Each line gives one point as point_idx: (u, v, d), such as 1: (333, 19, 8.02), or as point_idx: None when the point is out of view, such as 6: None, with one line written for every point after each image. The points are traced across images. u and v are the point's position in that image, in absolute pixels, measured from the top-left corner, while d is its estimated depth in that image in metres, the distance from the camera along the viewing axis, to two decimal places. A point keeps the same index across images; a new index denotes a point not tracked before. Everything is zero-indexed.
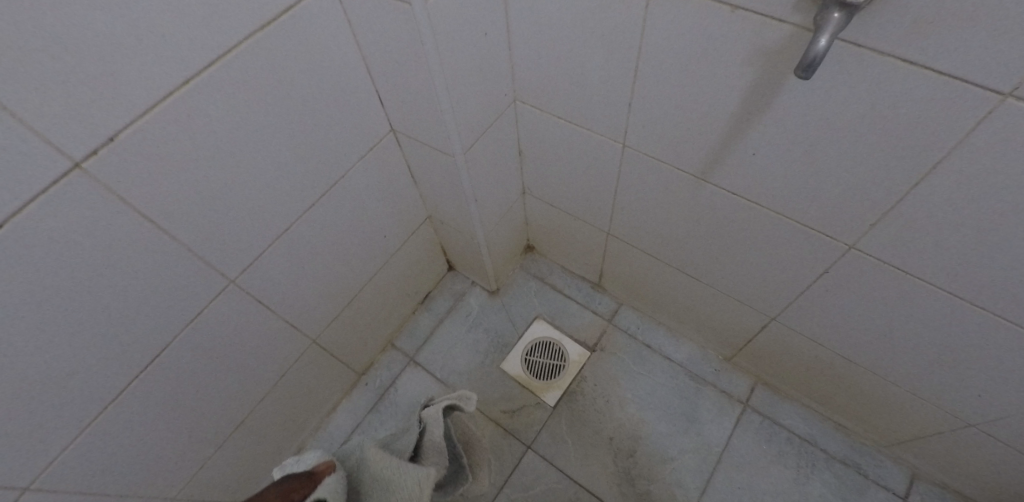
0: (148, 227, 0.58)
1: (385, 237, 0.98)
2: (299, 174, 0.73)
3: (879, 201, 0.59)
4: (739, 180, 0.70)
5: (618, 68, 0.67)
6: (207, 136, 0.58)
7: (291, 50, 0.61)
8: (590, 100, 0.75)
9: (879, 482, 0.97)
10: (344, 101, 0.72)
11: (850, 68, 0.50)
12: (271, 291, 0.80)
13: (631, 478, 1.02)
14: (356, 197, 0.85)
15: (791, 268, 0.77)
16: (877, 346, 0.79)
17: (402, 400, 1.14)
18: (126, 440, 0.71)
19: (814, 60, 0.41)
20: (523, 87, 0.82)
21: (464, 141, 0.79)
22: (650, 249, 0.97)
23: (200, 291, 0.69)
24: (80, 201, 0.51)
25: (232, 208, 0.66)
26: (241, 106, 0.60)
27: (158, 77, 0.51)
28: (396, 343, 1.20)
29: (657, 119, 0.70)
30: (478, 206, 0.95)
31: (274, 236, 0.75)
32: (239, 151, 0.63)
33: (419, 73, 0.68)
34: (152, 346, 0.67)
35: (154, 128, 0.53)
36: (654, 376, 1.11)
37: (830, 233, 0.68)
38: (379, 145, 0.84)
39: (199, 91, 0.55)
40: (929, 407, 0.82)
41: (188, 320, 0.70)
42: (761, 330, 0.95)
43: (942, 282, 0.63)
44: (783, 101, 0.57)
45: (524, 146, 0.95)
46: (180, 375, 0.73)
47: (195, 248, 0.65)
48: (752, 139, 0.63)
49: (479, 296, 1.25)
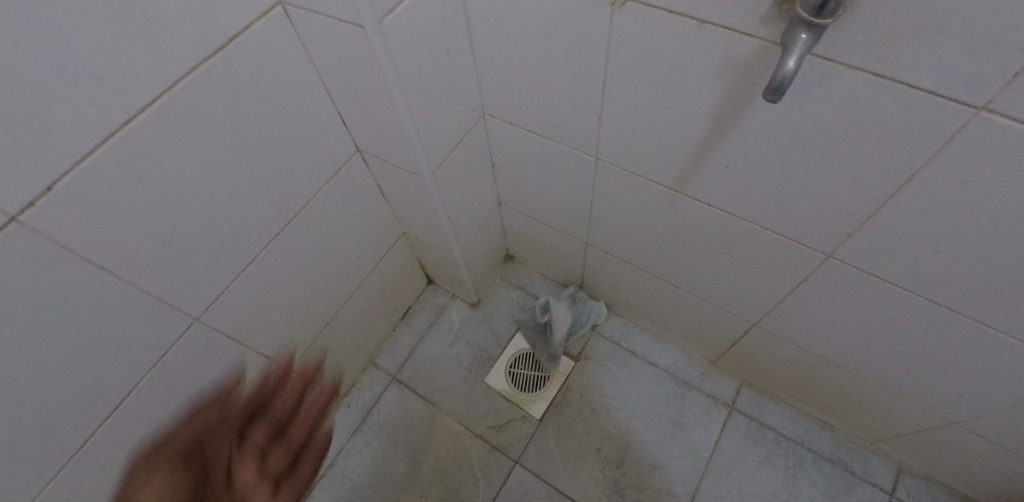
0: (100, 273, 0.56)
1: (358, 258, 0.95)
2: (263, 204, 0.70)
3: (855, 212, 0.59)
4: (714, 191, 0.69)
5: (586, 82, 0.66)
6: (158, 175, 0.55)
7: (244, 78, 0.59)
8: (559, 115, 0.74)
9: (866, 479, 0.97)
10: (305, 126, 0.70)
11: (819, 82, 0.49)
12: (240, 324, 0.78)
13: (621, 488, 1.01)
14: (326, 221, 0.83)
15: (770, 275, 0.77)
16: (858, 349, 0.79)
17: (386, 420, 1.12)
18: (93, 491, 0.68)
19: (782, 82, 0.39)
20: (492, 101, 0.80)
21: (432, 160, 0.78)
22: (628, 258, 0.96)
23: (163, 332, 0.66)
24: (21, 255, 0.48)
25: (192, 243, 0.63)
26: (194, 141, 0.57)
27: (99, 119, 0.48)
28: (377, 362, 1.18)
29: (628, 132, 0.69)
30: (452, 222, 0.93)
31: (240, 267, 0.72)
32: (196, 188, 0.60)
33: (382, 96, 0.66)
34: (115, 393, 0.64)
35: (99, 171, 0.50)
36: (639, 382, 1.11)
37: (807, 242, 0.67)
38: (346, 166, 0.81)
39: (147, 129, 0.52)
40: (911, 405, 0.83)
41: (152, 362, 0.67)
42: (743, 334, 0.94)
43: (919, 287, 0.63)
44: (755, 114, 0.56)
45: (497, 159, 0.93)
46: (148, 418, 0.70)
47: (154, 288, 0.62)
48: (725, 151, 0.62)
49: (460, 309, 1.23)
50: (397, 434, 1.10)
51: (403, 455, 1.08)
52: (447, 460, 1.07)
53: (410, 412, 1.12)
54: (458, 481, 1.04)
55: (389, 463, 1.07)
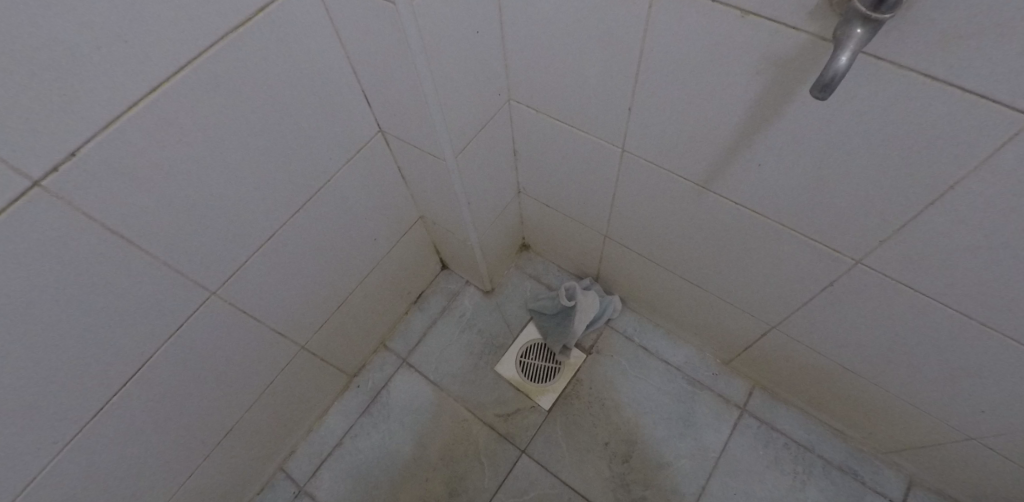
0: (121, 244, 0.56)
1: (375, 239, 0.95)
2: (283, 180, 0.70)
3: (891, 218, 0.57)
4: (743, 189, 0.67)
5: (618, 71, 0.64)
6: (180, 147, 0.55)
7: (271, 51, 0.58)
8: (586, 104, 0.72)
9: (876, 489, 0.96)
10: (329, 103, 0.69)
11: (866, 81, 0.47)
12: (255, 300, 0.78)
13: (627, 483, 1.01)
14: (345, 200, 0.82)
15: (795, 278, 0.75)
16: (880, 358, 0.77)
17: (394, 403, 1.12)
18: (107, 456, 0.69)
19: (833, 79, 0.38)
20: (518, 87, 0.78)
21: (454, 145, 0.76)
22: (648, 253, 0.94)
23: (179, 304, 0.66)
24: (42, 220, 0.48)
25: (212, 217, 0.63)
26: (217, 114, 0.56)
27: (124, 87, 0.48)
28: (388, 344, 1.18)
29: (657, 125, 0.67)
30: (471, 208, 0.92)
31: (258, 243, 0.72)
32: (217, 161, 0.60)
33: (407, 76, 0.64)
34: (130, 362, 0.65)
35: (122, 140, 0.50)
36: (651, 379, 1.10)
37: (836, 246, 0.65)
38: (367, 146, 0.80)
39: (171, 100, 0.52)
40: (929, 418, 0.81)
41: (169, 334, 0.67)
42: (761, 337, 0.93)
43: (950, 300, 0.61)
44: (793, 112, 0.54)
45: (519, 146, 0.92)
46: (161, 388, 0.71)
47: (173, 260, 0.62)
48: (758, 148, 0.60)
49: (473, 296, 1.23)
50: (405, 416, 1.11)
51: (410, 437, 1.08)
52: (454, 445, 1.07)
53: (419, 396, 1.12)
54: (463, 467, 1.05)
55: (396, 445, 1.08)
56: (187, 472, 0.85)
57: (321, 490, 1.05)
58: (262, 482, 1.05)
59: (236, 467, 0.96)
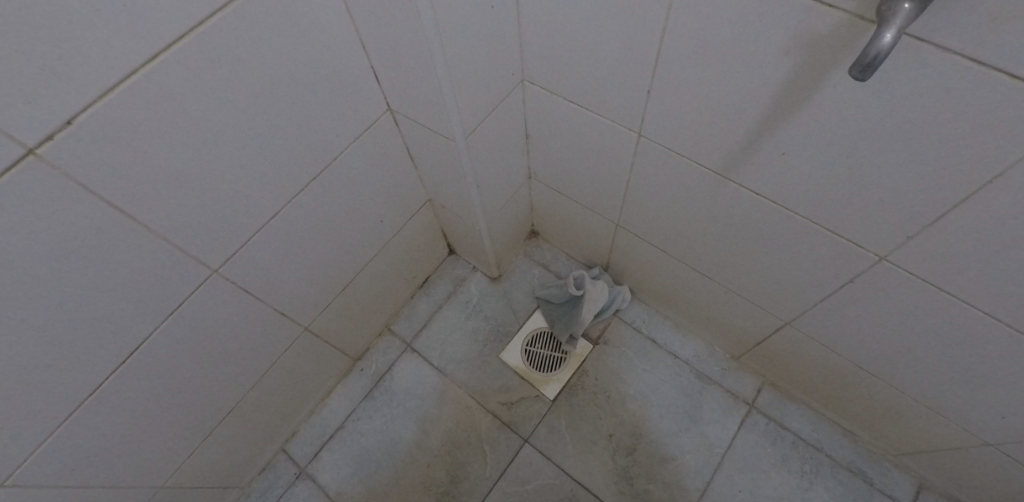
0: (119, 218, 0.54)
1: (382, 220, 0.93)
2: (289, 157, 0.68)
3: (921, 213, 0.54)
4: (763, 178, 0.65)
5: (638, 52, 0.61)
6: (181, 119, 0.53)
7: (279, 21, 0.55)
8: (602, 86, 0.70)
9: (884, 492, 0.94)
10: (338, 78, 0.67)
11: (905, 66, 0.44)
12: (259, 280, 0.77)
13: (630, 476, 1.00)
14: (351, 180, 0.81)
15: (813, 273, 0.72)
16: (898, 359, 0.75)
17: (397, 387, 1.11)
18: (105, 432, 0.69)
19: (876, 58, 0.35)
20: (533, 67, 0.76)
21: (465, 126, 0.74)
22: (661, 244, 0.92)
23: (180, 282, 0.65)
24: (37, 190, 0.47)
25: (214, 193, 0.62)
26: (221, 85, 0.54)
27: (122, 53, 0.46)
28: (393, 328, 1.17)
29: (678, 110, 0.65)
30: (480, 192, 0.90)
31: (263, 220, 0.71)
32: (220, 135, 0.58)
33: (419, 54, 0.62)
34: (130, 338, 0.64)
35: (120, 110, 0.48)
36: (658, 372, 1.08)
37: (859, 241, 0.63)
38: (375, 125, 0.78)
39: (171, 69, 0.50)
40: (945, 422, 0.79)
41: (169, 311, 0.67)
42: (774, 333, 0.91)
43: (977, 301, 0.59)
44: (824, 97, 0.51)
45: (532, 129, 0.89)
46: (161, 365, 0.70)
47: (173, 236, 0.61)
48: (783, 136, 0.58)
49: (479, 282, 1.21)
50: (408, 401, 1.10)
51: (412, 423, 1.08)
52: (456, 432, 1.06)
53: (422, 382, 1.11)
54: (465, 455, 1.04)
55: (398, 430, 1.07)
56: (188, 450, 0.85)
57: (322, 472, 1.05)
58: (263, 463, 1.05)
59: (238, 446, 0.96)
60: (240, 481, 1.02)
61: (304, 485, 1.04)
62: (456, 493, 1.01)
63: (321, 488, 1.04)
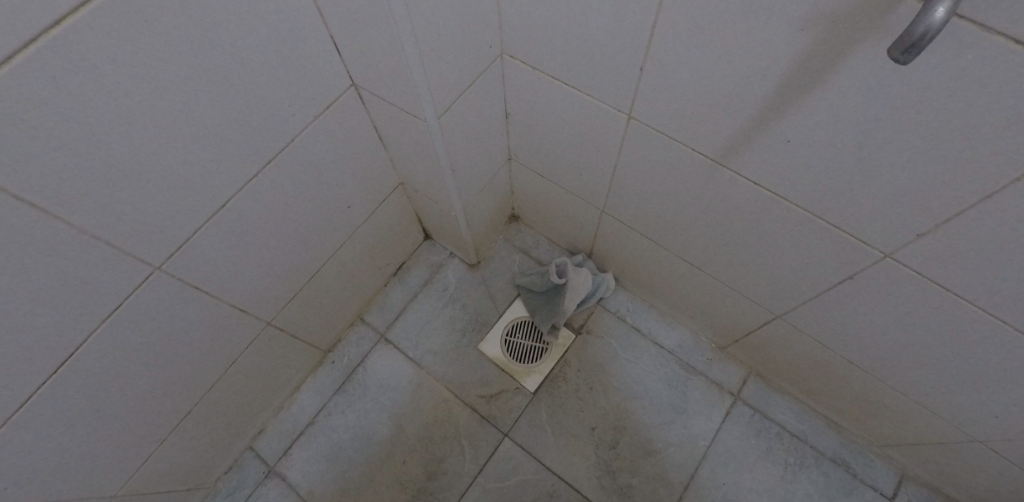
0: (35, 213, 0.47)
1: (349, 206, 0.87)
2: (238, 139, 0.60)
3: (935, 210, 0.50)
4: (763, 166, 0.60)
5: (632, 26, 0.55)
6: (100, 97, 0.45)
7: None
8: (590, 62, 0.63)
9: (868, 483, 0.93)
10: (294, 49, 0.59)
11: (938, 48, 0.39)
12: (212, 275, 0.70)
13: (612, 470, 0.97)
14: (313, 163, 0.73)
15: (809, 267, 0.69)
16: (891, 355, 0.72)
17: (371, 380, 1.06)
18: (42, 446, 0.62)
19: (924, 36, 0.31)
20: (512, 40, 0.69)
21: (437, 104, 0.67)
22: (649, 232, 0.88)
23: (117, 280, 0.58)
24: None
25: (150, 181, 0.54)
26: (148, 57, 0.46)
27: (17, 18, 0.37)
28: (365, 318, 1.11)
29: (674, 89, 0.59)
30: (456, 176, 0.84)
31: (212, 209, 0.63)
32: (150, 115, 0.50)
33: (382, 21, 0.55)
34: (63, 346, 0.57)
35: (18, 86, 0.40)
36: (642, 362, 1.05)
37: (863, 236, 0.59)
38: (339, 102, 0.71)
39: (79, 38, 0.41)
40: (933, 418, 0.77)
41: (107, 313, 0.60)
42: (763, 326, 0.88)
43: (984, 302, 0.55)
44: (837, 80, 0.46)
45: (512, 108, 0.83)
46: (102, 372, 0.64)
47: (103, 232, 0.53)
48: (790, 122, 0.53)
49: (457, 268, 1.15)
50: (382, 395, 1.05)
51: (387, 417, 1.03)
52: (433, 427, 1.02)
53: (398, 375, 1.06)
54: (443, 450, 1.00)
55: (373, 425, 1.03)
56: (141, 456, 0.79)
57: (293, 470, 1.00)
58: (229, 462, 1.00)
59: (199, 448, 0.90)
60: (204, 482, 0.96)
61: (273, 484, 0.99)
62: (433, 490, 0.98)
63: (292, 487, 0.99)
